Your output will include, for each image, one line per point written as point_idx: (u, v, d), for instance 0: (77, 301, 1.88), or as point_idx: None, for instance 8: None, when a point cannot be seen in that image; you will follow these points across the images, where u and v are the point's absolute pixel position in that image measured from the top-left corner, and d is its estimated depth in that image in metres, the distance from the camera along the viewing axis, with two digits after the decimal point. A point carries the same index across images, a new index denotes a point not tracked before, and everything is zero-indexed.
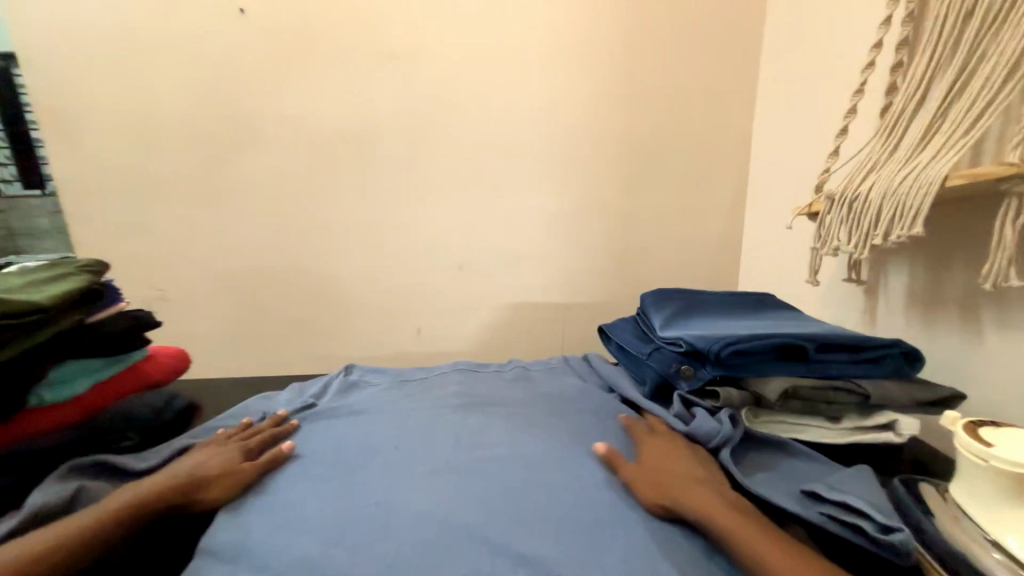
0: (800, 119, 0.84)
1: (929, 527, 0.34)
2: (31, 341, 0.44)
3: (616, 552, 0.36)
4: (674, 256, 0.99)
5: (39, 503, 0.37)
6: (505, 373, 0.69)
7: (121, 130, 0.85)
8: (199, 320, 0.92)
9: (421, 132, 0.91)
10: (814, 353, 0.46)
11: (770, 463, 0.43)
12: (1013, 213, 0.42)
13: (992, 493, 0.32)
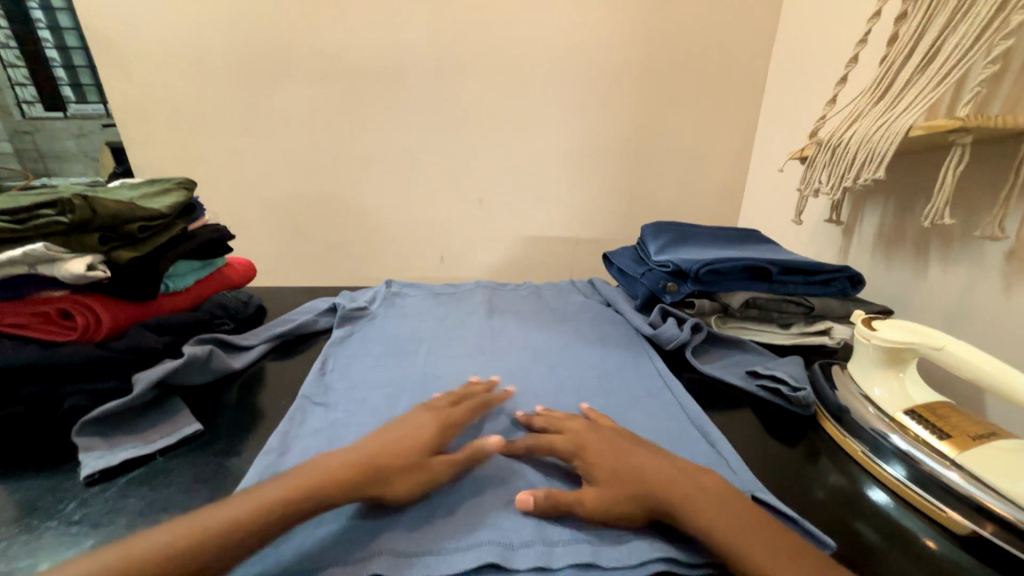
0: (811, 64, 0.88)
1: (830, 395, 0.48)
2: (160, 238, 0.56)
3: (598, 405, 0.50)
4: (678, 196, 1.06)
5: (191, 353, 0.49)
6: (521, 291, 0.81)
7: (169, 58, 0.91)
8: (249, 239, 1.04)
9: (446, 67, 0.95)
10: (776, 274, 0.58)
11: (730, 354, 0.59)
12: (956, 161, 0.50)
13: (871, 363, 0.46)
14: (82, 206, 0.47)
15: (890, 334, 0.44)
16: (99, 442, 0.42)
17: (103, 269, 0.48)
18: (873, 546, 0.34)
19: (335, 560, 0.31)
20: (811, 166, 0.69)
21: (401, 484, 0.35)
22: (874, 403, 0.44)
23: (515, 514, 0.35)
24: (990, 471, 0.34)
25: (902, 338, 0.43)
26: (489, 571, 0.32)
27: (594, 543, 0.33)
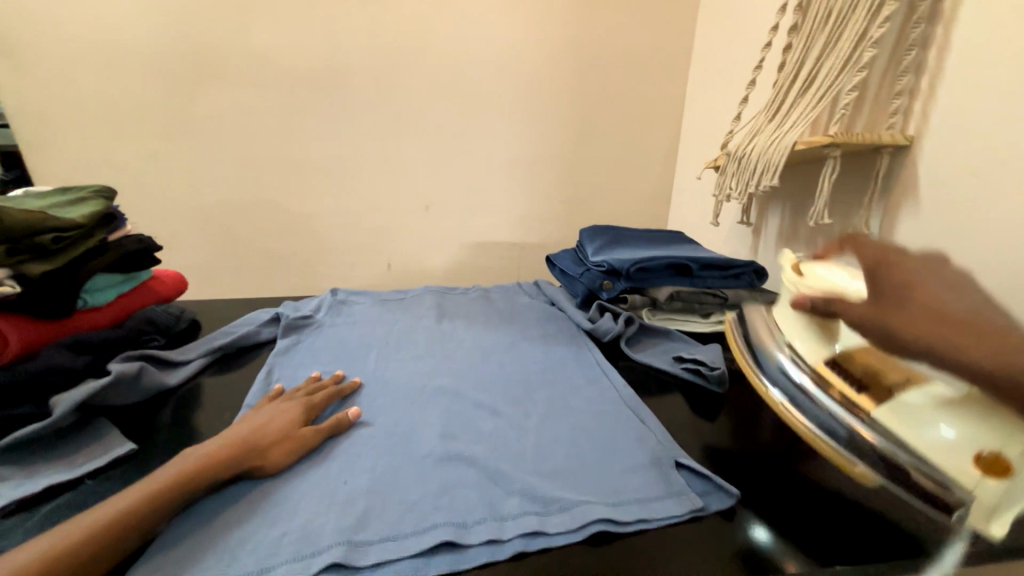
0: (720, 84, 0.99)
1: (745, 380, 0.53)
2: (76, 251, 0.52)
3: (543, 396, 0.53)
4: (614, 202, 1.14)
5: (121, 372, 0.47)
6: (470, 294, 0.83)
7: (77, 57, 0.85)
8: (175, 252, 0.98)
9: (387, 77, 0.96)
10: (696, 270, 0.66)
11: (659, 343, 0.65)
12: (831, 170, 0.60)
13: None
14: None
15: (820, 279, 0.36)
16: (14, 472, 0.39)
17: (12, 285, 0.45)
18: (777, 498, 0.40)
19: (290, 557, 0.32)
20: (723, 174, 0.78)
21: (275, 456, 0.41)
22: (796, 357, 0.36)
23: (468, 497, 0.38)
24: (899, 423, 0.28)
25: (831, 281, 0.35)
26: (444, 550, 0.34)
27: (541, 515, 0.36)
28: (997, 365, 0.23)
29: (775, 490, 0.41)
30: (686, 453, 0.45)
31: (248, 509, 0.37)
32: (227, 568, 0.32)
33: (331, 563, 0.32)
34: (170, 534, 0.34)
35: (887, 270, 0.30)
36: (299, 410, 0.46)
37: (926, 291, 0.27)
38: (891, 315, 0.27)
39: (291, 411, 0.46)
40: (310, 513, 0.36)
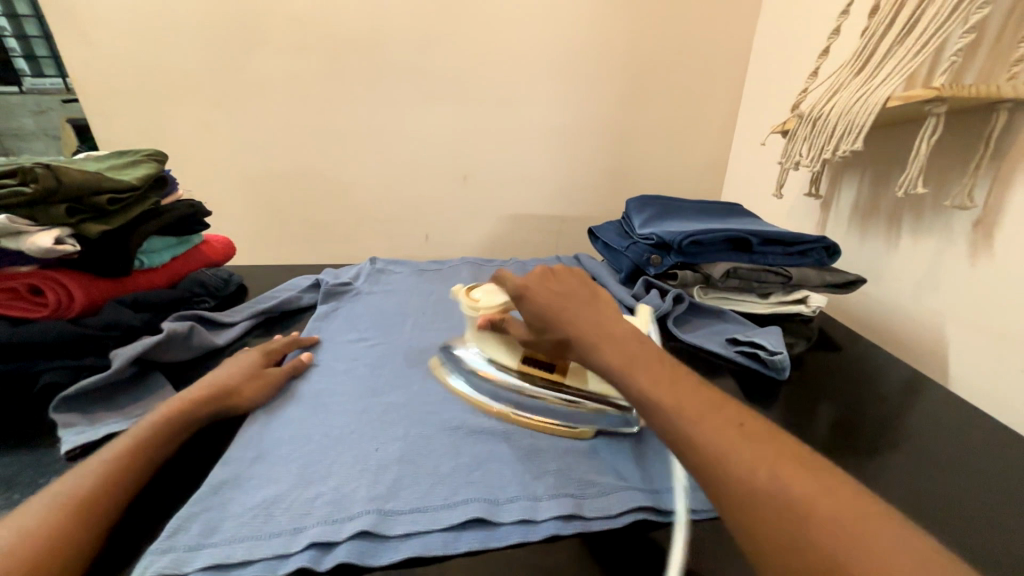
0: (793, 38, 0.88)
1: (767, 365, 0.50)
2: (130, 212, 0.53)
3: None
4: (664, 173, 1.07)
5: (172, 330, 0.48)
6: (507, 267, 0.81)
7: (129, 25, 0.86)
8: (226, 219, 1.02)
9: (427, 39, 0.92)
10: (756, 245, 0.61)
11: (709, 324, 0.61)
12: (931, 131, 0.52)
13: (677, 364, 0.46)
14: (44, 175, 0.45)
15: (492, 300, 0.48)
16: (78, 418, 0.41)
17: (72, 243, 0.46)
18: None
19: (322, 520, 0.32)
20: (792, 138, 0.70)
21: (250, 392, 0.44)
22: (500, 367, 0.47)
23: (499, 474, 0.37)
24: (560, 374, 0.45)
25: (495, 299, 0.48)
26: (474, 525, 0.33)
27: (576, 497, 0.35)
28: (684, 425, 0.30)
29: None
30: None
31: (283, 470, 0.37)
32: (262, 526, 0.32)
33: (361, 530, 0.32)
34: (211, 486, 0.35)
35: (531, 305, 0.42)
36: (258, 355, 0.50)
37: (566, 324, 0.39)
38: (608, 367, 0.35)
39: (251, 357, 0.49)
40: (343, 477, 0.36)
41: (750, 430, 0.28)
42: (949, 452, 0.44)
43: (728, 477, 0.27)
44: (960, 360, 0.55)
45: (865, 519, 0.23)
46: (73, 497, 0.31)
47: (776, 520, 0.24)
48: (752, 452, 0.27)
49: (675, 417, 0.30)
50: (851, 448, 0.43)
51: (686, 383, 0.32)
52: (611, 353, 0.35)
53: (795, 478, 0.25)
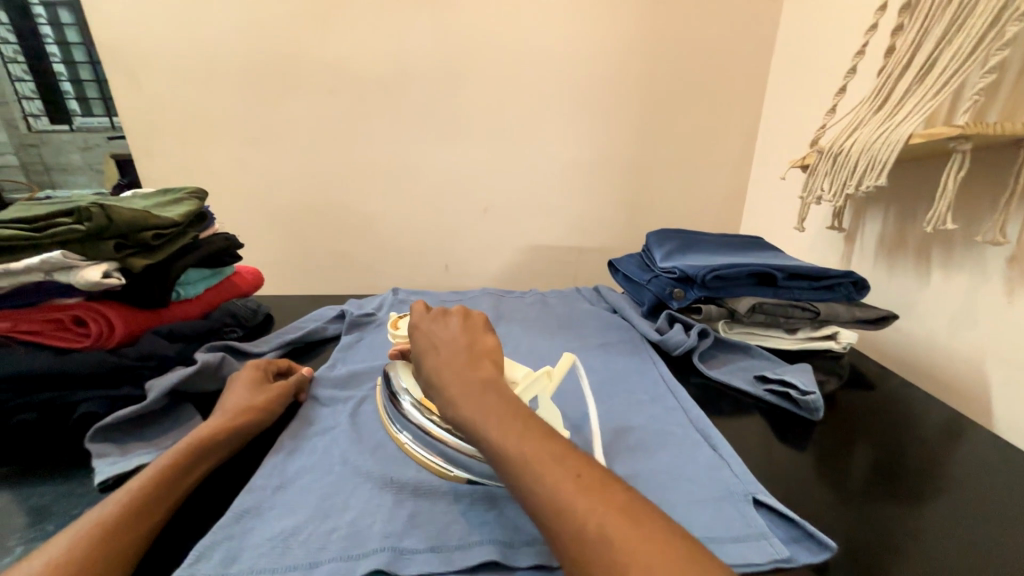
0: (807, 76, 0.90)
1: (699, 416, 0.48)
2: (171, 247, 0.56)
3: (604, 408, 0.50)
4: (681, 205, 1.08)
5: (207, 361, 0.50)
6: (526, 298, 0.81)
7: (179, 73, 0.94)
8: (255, 250, 1.06)
9: (451, 81, 0.97)
10: (781, 280, 0.60)
11: (735, 360, 0.60)
12: (957, 167, 0.52)
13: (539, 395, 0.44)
14: (98, 215, 0.47)
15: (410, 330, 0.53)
16: (112, 449, 0.42)
17: (118, 277, 0.49)
18: (901, 560, 0.34)
19: (338, 556, 0.32)
20: (813, 173, 0.70)
21: (261, 400, 0.47)
22: (417, 403, 0.45)
23: (518, 514, 0.36)
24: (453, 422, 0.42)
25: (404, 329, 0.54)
26: (490, 568, 0.32)
27: None
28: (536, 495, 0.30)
29: (891, 553, 0.35)
30: (765, 489, 0.40)
31: (303, 501, 0.37)
32: (279, 558, 0.32)
33: (376, 568, 0.31)
34: (233, 514, 0.35)
35: (461, 400, 0.36)
36: (255, 370, 0.51)
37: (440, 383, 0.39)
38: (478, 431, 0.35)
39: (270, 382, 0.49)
40: (360, 511, 0.36)
41: (587, 482, 0.29)
42: (999, 502, 0.41)
43: (564, 528, 0.27)
44: (1006, 401, 0.53)
45: (676, 565, 0.24)
46: (104, 530, 0.31)
47: (598, 573, 0.25)
48: (586, 504, 0.28)
49: (522, 473, 0.30)
50: (890, 494, 0.41)
51: (539, 432, 0.33)
52: (490, 424, 0.33)
53: (621, 531, 0.26)
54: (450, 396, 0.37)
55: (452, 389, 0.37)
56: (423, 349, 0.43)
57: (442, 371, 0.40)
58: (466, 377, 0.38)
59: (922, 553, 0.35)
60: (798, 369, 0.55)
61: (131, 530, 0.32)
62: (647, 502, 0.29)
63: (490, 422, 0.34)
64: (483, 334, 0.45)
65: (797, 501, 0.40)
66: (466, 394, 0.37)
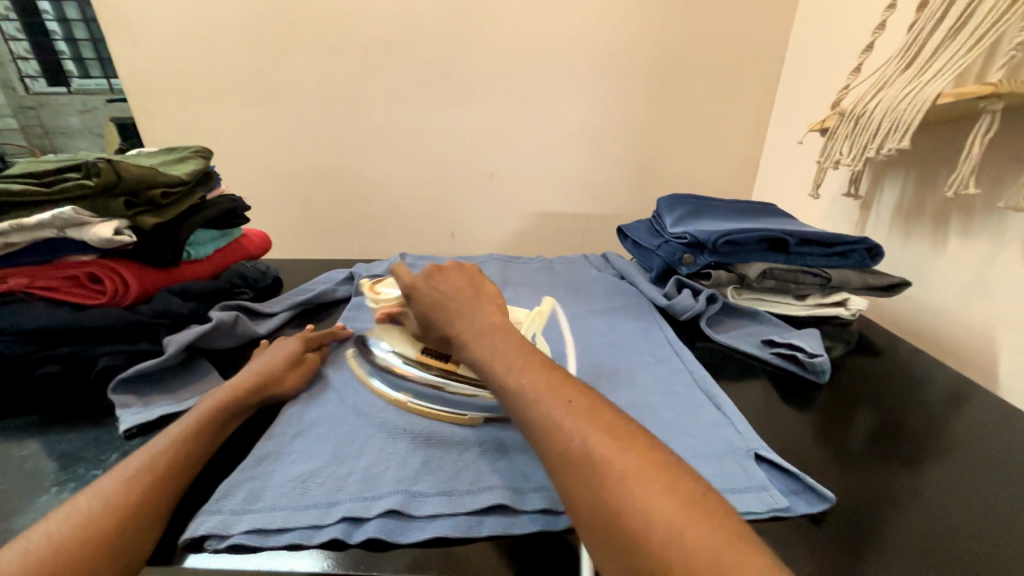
0: (832, 33, 0.85)
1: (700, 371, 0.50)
2: (179, 207, 0.56)
3: (609, 369, 0.51)
4: (693, 172, 1.05)
5: (221, 319, 0.50)
6: (533, 264, 0.81)
7: (176, 28, 0.90)
8: (261, 215, 1.05)
9: (457, 38, 0.93)
10: (793, 246, 0.60)
11: (742, 325, 0.61)
12: (985, 129, 0.50)
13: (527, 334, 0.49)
14: (106, 170, 0.47)
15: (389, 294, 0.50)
16: (135, 400, 0.44)
17: (129, 234, 0.49)
18: (895, 513, 0.36)
19: (353, 497, 0.33)
20: (832, 137, 0.68)
21: (290, 382, 0.45)
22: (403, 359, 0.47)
23: (525, 463, 0.37)
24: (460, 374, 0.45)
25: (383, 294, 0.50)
26: (499, 511, 0.34)
27: None
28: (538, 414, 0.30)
29: (884, 506, 0.36)
30: (767, 445, 0.41)
31: (319, 447, 0.39)
32: (299, 498, 0.33)
33: (390, 509, 0.32)
34: (254, 458, 0.37)
35: (475, 342, 0.37)
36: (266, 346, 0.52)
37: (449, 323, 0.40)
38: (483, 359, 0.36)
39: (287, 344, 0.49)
40: (374, 457, 0.37)
41: (578, 408, 0.30)
42: (996, 462, 0.42)
43: (553, 446, 0.29)
44: (1011, 369, 0.53)
45: (655, 475, 0.26)
46: (141, 473, 0.32)
47: (583, 483, 0.27)
48: (574, 426, 0.29)
49: (520, 400, 0.32)
50: (889, 453, 0.42)
51: (538, 365, 0.34)
52: (499, 362, 0.34)
53: (605, 447, 0.27)
54: (464, 340, 0.38)
55: (467, 332, 0.38)
56: (433, 299, 0.43)
57: (455, 318, 0.40)
58: (481, 322, 0.39)
59: (914, 507, 0.36)
60: (805, 334, 0.55)
61: (167, 471, 0.33)
62: (635, 423, 0.30)
63: (497, 360, 0.35)
64: (486, 285, 0.45)
65: (798, 459, 0.41)
66: (475, 335, 0.38)
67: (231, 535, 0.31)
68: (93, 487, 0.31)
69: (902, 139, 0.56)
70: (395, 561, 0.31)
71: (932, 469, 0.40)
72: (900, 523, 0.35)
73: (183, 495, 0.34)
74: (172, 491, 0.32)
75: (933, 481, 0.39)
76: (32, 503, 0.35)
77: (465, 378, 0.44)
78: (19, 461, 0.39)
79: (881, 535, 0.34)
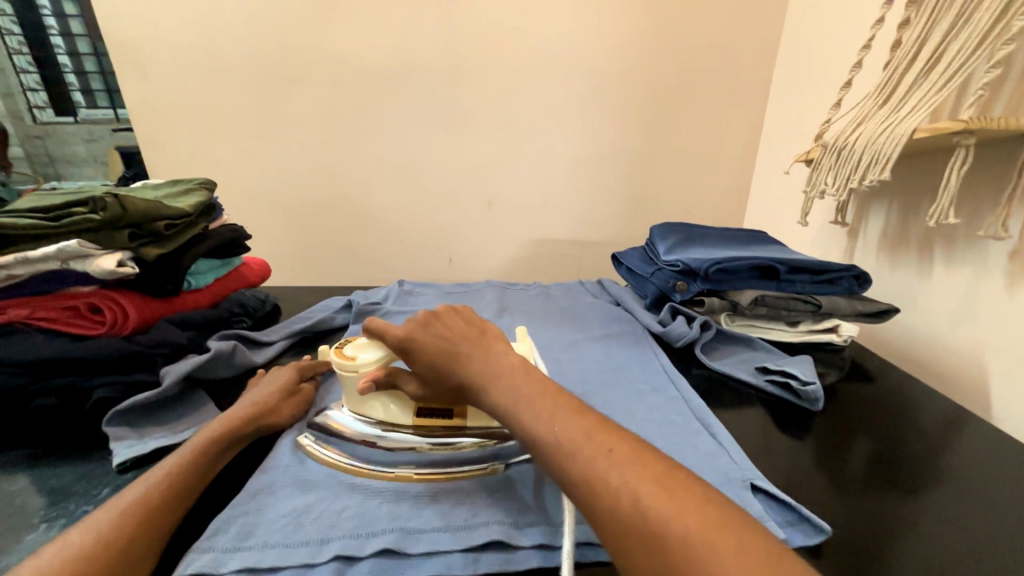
0: (813, 70, 0.89)
1: (694, 399, 0.50)
2: (183, 238, 0.57)
3: (604, 398, 0.51)
4: (685, 199, 1.08)
5: (219, 349, 0.51)
6: (530, 291, 0.82)
7: (185, 64, 0.94)
8: (261, 242, 1.06)
9: (456, 73, 0.98)
10: (784, 273, 0.61)
11: (736, 351, 0.61)
12: (961, 161, 0.52)
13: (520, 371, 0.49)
14: (113, 204, 0.48)
15: (370, 359, 0.43)
16: (129, 433, 0.43)
17: (132, 265, 0.50)
18: (910, 543, 0.35)
19: (347, 534, 0.33)
20: (817, 167, 0.71)
21: (286, 411, 0.46)
22: (392, 426, 0.42)
23: (520, 496, 0.37)
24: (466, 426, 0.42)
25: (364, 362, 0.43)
26: (494, 548, 0.33)
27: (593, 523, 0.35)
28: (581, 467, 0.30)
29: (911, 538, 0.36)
30: (762, 475, 0.41)
31: (314, 481, 0.38)
32: (292, 534, 0.33)
33: (384, 548, 0.32)
34: (249, 492, 0.37)
35: (495, 385, 0.37)
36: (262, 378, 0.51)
37: (463, 369, 0.39)
38: (512, 410, 0.35)
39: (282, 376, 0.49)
40: (368, 492, 0.37)
41: (619, 455, 0.30)
42: (995, 490, 0.42)
43: (599, 503, 0.28)
44: (1002, 395, 0.54)
45: (717, 528, 0.25)
46: (138, 505, 0.32)
47: (639, 541, 0.26)
48: (620, 477, 0.28)
49: (555, 449, 0.31)
50: (888, 482, 0.42)
51: (565, 411, 0.34)
52: (525, 408, 0.35)
53: (657, 500, 0.27)
54: (482, 383, 0.38)
55: (483, 376, 0.38)
56: (438, 343, 0.42)
57: (464, 363, 0.40)
58: (496, 364, 0.39)
59: (917, 537, 0.36)
60: (798, 361, 0.56)
61: (161, 504, 0.33)
62: (683, 469, 0.29)
63: (524, 403, 0.35)
64: (489, 324, 0.45)
65: (795, 489, 0.41)
66: (494, 379, 0.38)
67: (221, 574, 0.30)
68: (87, 520, 0.30)
69: (882, 171, 0.58)
70: None
71: (939, 498, 0.40)
72: (900, 563, 0.34)
73: (175, 532, 0.34)
74: (165, 527, 0.32)
75: (938, 510, 0.39)
76: (19, 540, 0.34)
77: (476, 431, 0.42)
78: (8, 496, 0.38)
79: (883, 573, 0.33)
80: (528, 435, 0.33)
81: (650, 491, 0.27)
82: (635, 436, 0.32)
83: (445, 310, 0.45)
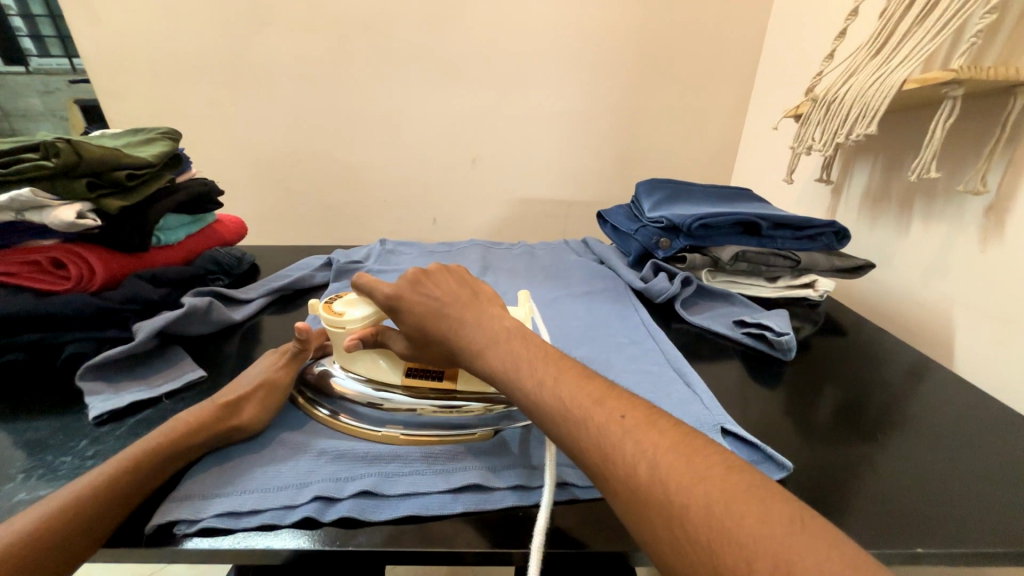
0: (809, 18, 0.86)
1: (672, 351, 0.51)
2: (147, 189, 0.54)
3: (584, 351, 0.52)
4: (673, 157, 1.06)
5: (193, 305, 0.49)
6: (514, 250, 0.81)
7: (139, 3, 0.86)
8: (237, 202, 1.03)
9: (436, 18, 0.91)
10: (765, 229, 0.62)
11: (716, 307, 0.62)
12: (947, 115, 0.51)
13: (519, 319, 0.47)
14: (66, 150, 0.45)
15: (356, 315, 0.41)
16: (104, 387, 0.43)
17: (93, 218, 0.48)
18: (870, 484, 0.37)
19: (327, 477, 0.34)
20: (806, 122, 0.69)
21: (249, 412, 0.38)
22: (384, 386, 0.41)
23: (499, 445, 0.38)
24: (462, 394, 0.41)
25: (355, 318, 0.41)
26: (473, 489, 0.34)
27: (566, 467, 0.36)
28: (591, 438, 0.29)
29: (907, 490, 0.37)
30: (733, 420, 0.42)
31: (295, 435, 0.39)
32: (271, 480, 0.34)
33: (363, 489, 0.33)
34: (228, 448, 0.37)
35: (492, 349, 0.36)
36: (273, 354, 0.45)
37: (460, 335, 0.38)
38: (506, 382, 0.34)
39: (267, 363, 0.44)
40: (348, 441, 0.38)
41: (631, 422, 0.29)
42: (953, 436, 0.44)
43: (615, 475, 0.27)
44: (964, 346, 0.56)
45: (744, 496, 0.24)
46: (125, 461, 0.32)
47: (654, 509, 0.25)
48: (635, 447, 0.27)
49: (562, 418, 0.31)
50: (854, 430, 0.44)
51: (573, 375, 0.33)
52: (526, 375, 0.34)
53: (676, 469, 0.26)
54: (477, 348, 0.37)
55: (479, 342, 0.37)
56: (427, 308, 0.40)
57: (460, 325, 0.38)
58: (490, 328, 0.38)
59: (883, 479, 0.38)
60: (775, 315, 0.57)
61: (152, 454, 0.33)
62: (701, 433, 0.28)
63: (524, 370, 0.34)
64: (480, 286, 0.44)
65: (765, 434, 0.43)
66: (486, 347, 0.36)
67: (200, 519, 0.31)
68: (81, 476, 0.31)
69: (869, 124, 0.57)
70: (368, 537, 0.31)
71: (909, 446, 0.42)
72: (872, 512, 0.35)
73: (162, 487, 0.34)
74: (150, 476, 0.32)
75: (915, 457, 0.41)
76: None
77: (470, 396, 0.41)
78: None
79: (859, 515, 0.34)
80: (526, 402, 0.33)
81: (675, 463, 0.26)
82: (646, 403, 0.31)
83: (443, 271, 0.44)
